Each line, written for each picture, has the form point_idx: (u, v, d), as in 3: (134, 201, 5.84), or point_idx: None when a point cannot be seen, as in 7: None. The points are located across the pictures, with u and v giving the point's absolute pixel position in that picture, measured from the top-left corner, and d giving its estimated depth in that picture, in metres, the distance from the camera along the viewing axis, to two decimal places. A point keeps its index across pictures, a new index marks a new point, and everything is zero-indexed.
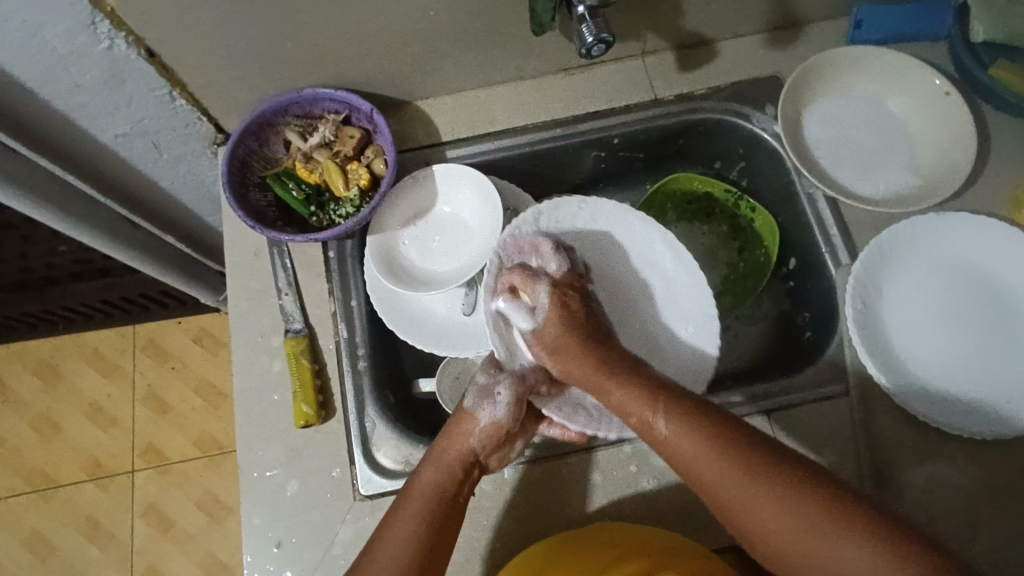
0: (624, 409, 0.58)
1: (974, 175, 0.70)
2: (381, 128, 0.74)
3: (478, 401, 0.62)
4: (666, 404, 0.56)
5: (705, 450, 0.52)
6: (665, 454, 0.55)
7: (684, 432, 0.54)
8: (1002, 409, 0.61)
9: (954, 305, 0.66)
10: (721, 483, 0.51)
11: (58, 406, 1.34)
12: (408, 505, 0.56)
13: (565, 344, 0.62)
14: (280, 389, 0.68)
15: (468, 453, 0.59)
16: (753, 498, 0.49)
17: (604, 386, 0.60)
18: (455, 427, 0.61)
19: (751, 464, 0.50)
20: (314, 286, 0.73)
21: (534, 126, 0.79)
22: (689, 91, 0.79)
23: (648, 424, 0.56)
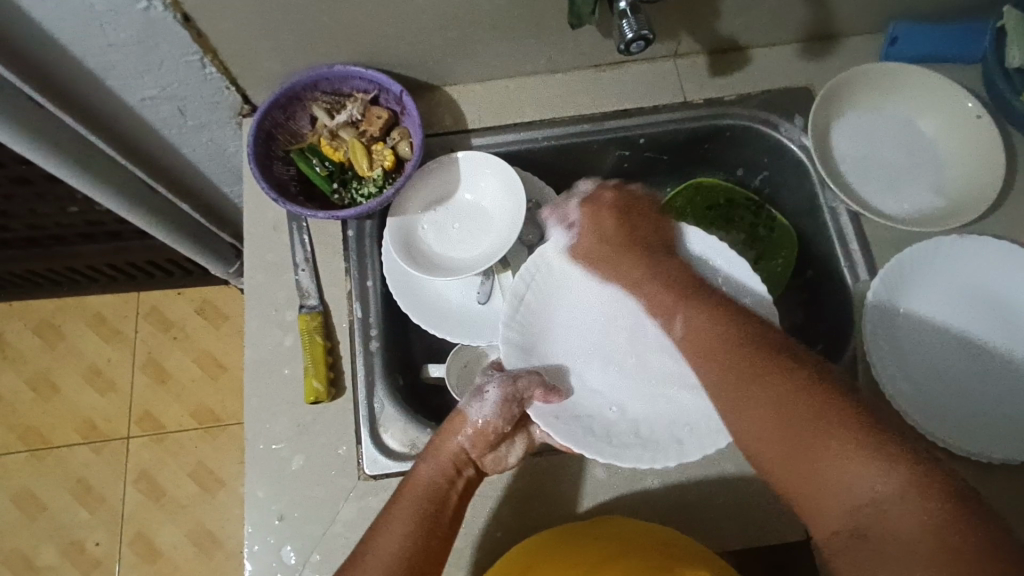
0: (651, 303, 0.65)
1: (998, 202, 0.70)
2: (409, 109, 0.74)
3: (469, 401, 0.61)
4: (692, 304, 0.61)
5: (722, 346, 0.56)
6: (684, 349, 0.60)
7: (700, 323, 0.59)
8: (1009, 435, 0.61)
9: (968, 330, 0.66)
10: (723, 378, 0.55)
11: (57, 366, 1.34)
12: (404, 498, 0.57)
13: (602, 255, 0.69)
14: (291, 363, 0.68)
15: (458, 452, 0.59)
16: (747, 400, 0.53)
17: (637, 283, 0.66)
18: (446, 425, 0.60)
19: (754, 365, 0.54)
20: (332, 264, 0.73)
21: (562, 119, 0.79)
22: (719, 96, 0.78)
23: (667, 319, 0.63)
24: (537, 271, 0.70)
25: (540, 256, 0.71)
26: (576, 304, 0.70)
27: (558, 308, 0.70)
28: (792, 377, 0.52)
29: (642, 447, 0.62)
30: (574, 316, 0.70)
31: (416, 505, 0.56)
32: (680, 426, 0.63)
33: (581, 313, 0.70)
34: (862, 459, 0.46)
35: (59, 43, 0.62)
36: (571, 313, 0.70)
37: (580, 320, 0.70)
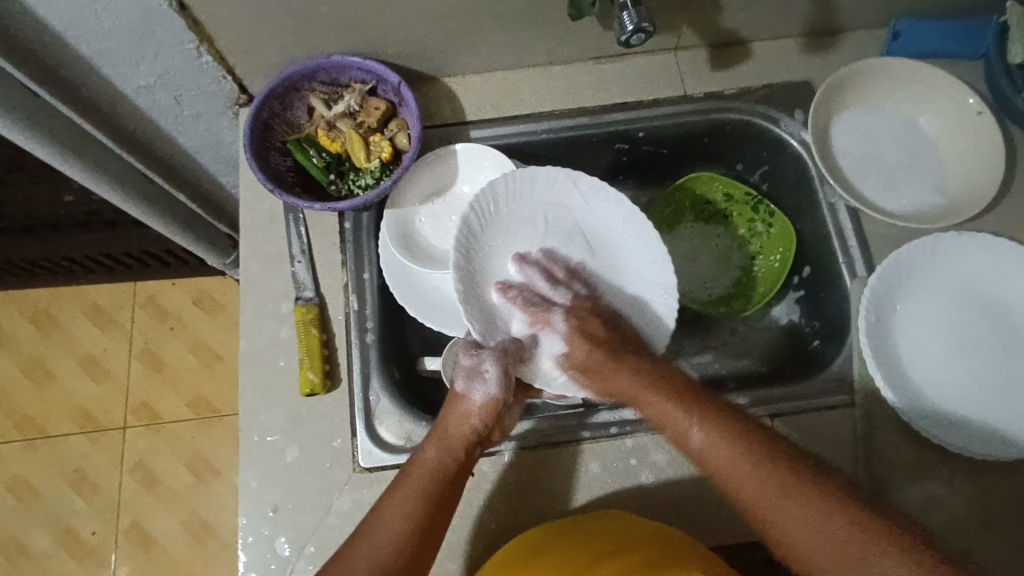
0: (659, 416, 0.60)
1: (997, 199, 0.70)
2: (408, 101, 0.73)
3: (468, 382, 0.62)
4: (704, 416, 0.57)
5: (746, 464, 0.53)
6: (704, 465, 0.56)
7: (720, 445, 0.55)
8: (1003, 433, 0.61)
9: (965, 328, 0.66)
10: (756, 504, 0.52)
11: (53, 355, 1.34)
12: (408, 483, 0.56)
13: (591, 363, 0.64)
14: (287, 355, 0.68)
15: (470, 432, 0.59)
16: (789, 521, 0.50)
17: (639, 395, 0.62)
18: (453, 410, 0.61)
19: (788, 486, 0.51)
20: (328, 256, 0.73)
21: (561, 112, 0.79)
22: (719, 90, 0.78)
23: (683, 429, 0.58)
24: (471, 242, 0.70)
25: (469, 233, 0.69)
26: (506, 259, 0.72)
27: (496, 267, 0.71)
28: (827, 493, 0.50)
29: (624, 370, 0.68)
30: (505, 270, 0.72)
31: (425, 486, 0.56)
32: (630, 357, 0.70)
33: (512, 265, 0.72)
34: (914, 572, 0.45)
35: (53, 29, 0.62)
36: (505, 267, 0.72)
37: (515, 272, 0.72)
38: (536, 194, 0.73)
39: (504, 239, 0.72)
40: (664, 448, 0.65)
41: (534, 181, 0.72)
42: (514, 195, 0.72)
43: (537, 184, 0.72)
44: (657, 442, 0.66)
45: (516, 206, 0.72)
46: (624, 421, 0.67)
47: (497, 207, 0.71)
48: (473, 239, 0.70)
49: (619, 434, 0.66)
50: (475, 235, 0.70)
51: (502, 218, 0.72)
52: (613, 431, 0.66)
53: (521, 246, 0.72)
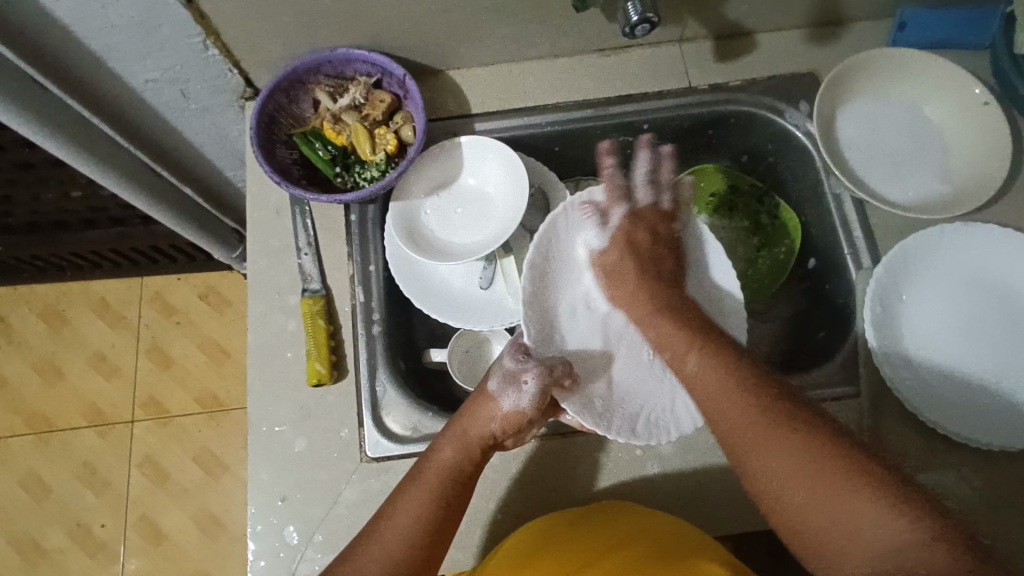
0: (664, 340, 0.61)
1: (1004, 189, 0.70)
2: (413, 94, 0.74)
3: (502, 386, 0.61)
4: (704, 345, 0.59)
5: (735, 386, 0.54)
6: (692, 391, 0.58)
7: (713, 367, 0.56)
8: (1009, 422, 0.61)
9: (971, 318, 0.66)
10: (736, 425, 0.53)
11: (62, 351, 1.35)
12: (420, 483, 0.56)
13: (622, 268, 0.67)
14: (294, 347, 0.69)
15: (488, 436, 0.59)
16: (766, 445, 0.51)
17: (648, 318, 0.63)
18: (478, 410, 0.60)
19: (769, 407, 0.52)
20: (334, 248, 0.73)
21: (565, 104, 0.79)
22: (724, 82, 0.78)
23: (682, 354, 0.59)
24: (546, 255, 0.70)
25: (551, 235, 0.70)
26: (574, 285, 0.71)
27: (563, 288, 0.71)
28: (805, 416, 0.51)
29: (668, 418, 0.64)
30: (572, 293, 0.71)
31: (436, 486, 0.56)
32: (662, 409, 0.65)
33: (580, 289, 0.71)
34: (875, 492, 0.46)
35: (61, 23, 0.62)
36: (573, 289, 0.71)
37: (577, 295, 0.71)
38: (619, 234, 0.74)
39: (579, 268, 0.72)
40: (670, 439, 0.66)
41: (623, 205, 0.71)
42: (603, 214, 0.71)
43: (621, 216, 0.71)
44: None
45: (598, 231, 0.71)
46: None
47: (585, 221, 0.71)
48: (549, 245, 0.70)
49: None
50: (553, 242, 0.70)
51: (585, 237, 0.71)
52: None
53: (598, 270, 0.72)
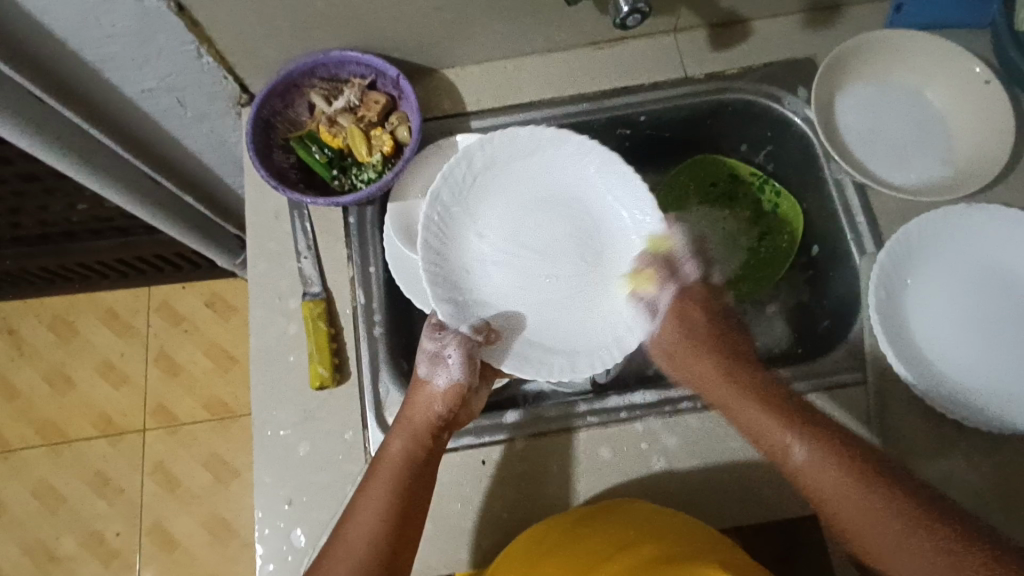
0: (756, 426, 0.60)
1: (1009, 169, 0.69)
2: (407, 94, 0.73)
3: (431, 367, 0.63)
4: (805, 430, 0.57)
5: (851, 486, 0.53)
6: (803, 485, 0.56)
7: (824, 463, 0.55)
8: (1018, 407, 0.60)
9: (977, 302, 0.65)
10: (858, 525, 0.52)
11: (72, 361, 1.36)
12: (381, 472, 0.58)
13: (677, 349, 0.67)
14: (296, 351, 0.69)
15: (434, 414, 0.60)
16: (897, 551, 0.50)
17: (734, 406, 0.62)
18: (416, 394, 0.62)
19: (895, 514, 0.51)
20: (333, 250, 0.73)
21: (561, 99, 0.78)
22: (721, 71, 0.77)
23: (784, 449, 0.57)
24: (439, 212, 0.69)
25: (431, 201, 0.69)
26: (477, 231, 0.71)
27: (461, 241, 0.71)
28: (935, 522, 0.49)
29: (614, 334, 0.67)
30: (477, 243, 0.71)
31: (395, 471, 0.57)
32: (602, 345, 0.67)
33: (483, 235, 0.71)
34: None
35: (56, 36, 0.62)
36: (473, 240, 0.71)
37: (487, 245, 0.71)
38: (519, 163, 0.73)
39: (478, 211, 0.72)
40: (674, 432, 0.65)
41: (497, 150, 0.71)
42: (484, 165, 0.71)
43: (496, 159, 0.72)
44: (667, 425, 0.66)
45: (479, 188, 0.72)
46: (634, 406, 0.67)
47: (467, 177, 0.71)
48: (444, 216, 0.70)
49: (629, 418, 0.66)
50: (446, 212, 0.70)
51: (471, 199, 0.71)
52: (623, 416, 0.66)
53: (489, 213, 0.72)
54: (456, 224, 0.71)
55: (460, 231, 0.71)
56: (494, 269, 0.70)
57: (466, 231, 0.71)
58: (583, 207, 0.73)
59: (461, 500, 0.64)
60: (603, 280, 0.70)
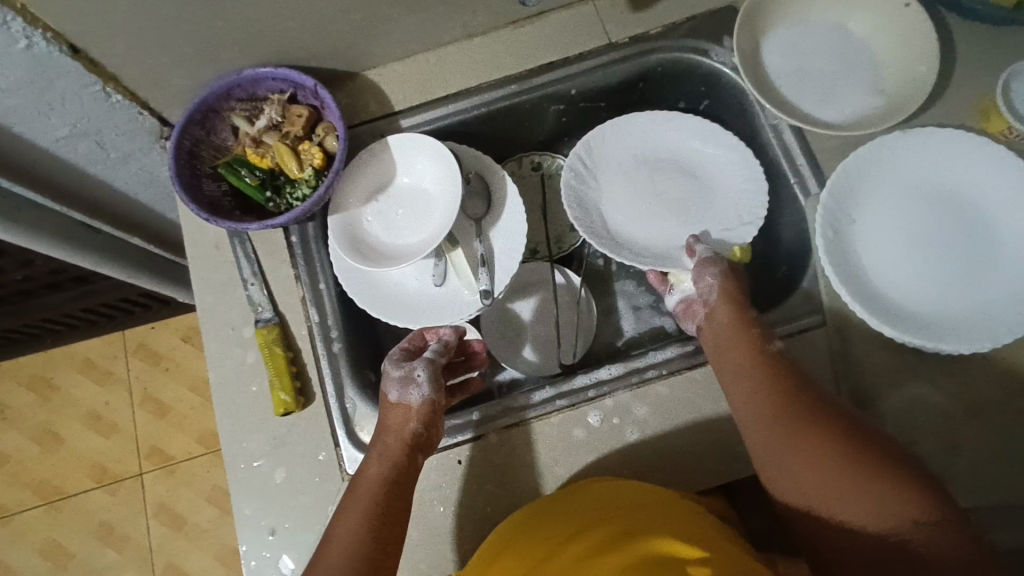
0: (717, 340, 0.62)
1: (939, 90, 0.69)
2: (328, 102, 0.71)
3: (401, 390, 0.62)
4: (750, 342, 0.60)
5: (766, 387, 0.57)
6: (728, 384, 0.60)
7: (748, 365, 0.59)
8: (974, 325, 0.60)
9: (925, 227, 0.65)
10: (758, 417, 0.56)
11: (56, 417, 1.34)
12: (356, 497, 0.57)
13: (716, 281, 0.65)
14: (257, 379, 0.68)
15: (410, 434, 0.60)
16: (776, 442, 0.54)
17: (722, 347, 0.62)
18: (389, 419, 0.61)
19: (825, 437, 0.53)
20: (280, 273, 0.72)
21: (487, 85, 0.77)
22: (643, 32, 0.76)
23: (760, 341, 0.61)
24: (584, 163, 0.77)
25: (584, 144, 0.77)
26: (613, 179, 0.78)
27: (603, 183, 0.78)
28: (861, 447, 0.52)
29: (640, 257, 0.73)
30: (611, 188, 0.78)
31: (372, 490, 0.57)
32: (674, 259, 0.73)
33: (622, 181, 0.78)
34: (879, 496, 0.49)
35: None
36: (614, 185, 0.78)
37: (617, 190, 0.78)
38: (665, 131, 0.78)
39: (618, 166, 0.78)
40: (644, 402, 0.65)
41: (645, 122, 0.78)
42: (626, 131, 0.78)
43: (642, 127, 0.78)
44: (637, 396, 0.66)
45: (628, 149, 0.79)
46: (601, 382, 0.67)
47: (609, 140, 0.78)
48: (585, 168, 0.77)
49: (598, 396, 0.66)
50: (587, 166, 0.77)
51: (616, 157, 0.78)
52: (593, 394, 0.66)
53: (627, 167, 0.78)
54: (605, 173, 0.78)
55: (603, 163, 0.78)
56: (620, 205, 0.77)
57: (606, 177, 0.78)
58: (709, 178, 0.76)
59: (445, 502, 0.64)
60: (703, 218, 0.75)
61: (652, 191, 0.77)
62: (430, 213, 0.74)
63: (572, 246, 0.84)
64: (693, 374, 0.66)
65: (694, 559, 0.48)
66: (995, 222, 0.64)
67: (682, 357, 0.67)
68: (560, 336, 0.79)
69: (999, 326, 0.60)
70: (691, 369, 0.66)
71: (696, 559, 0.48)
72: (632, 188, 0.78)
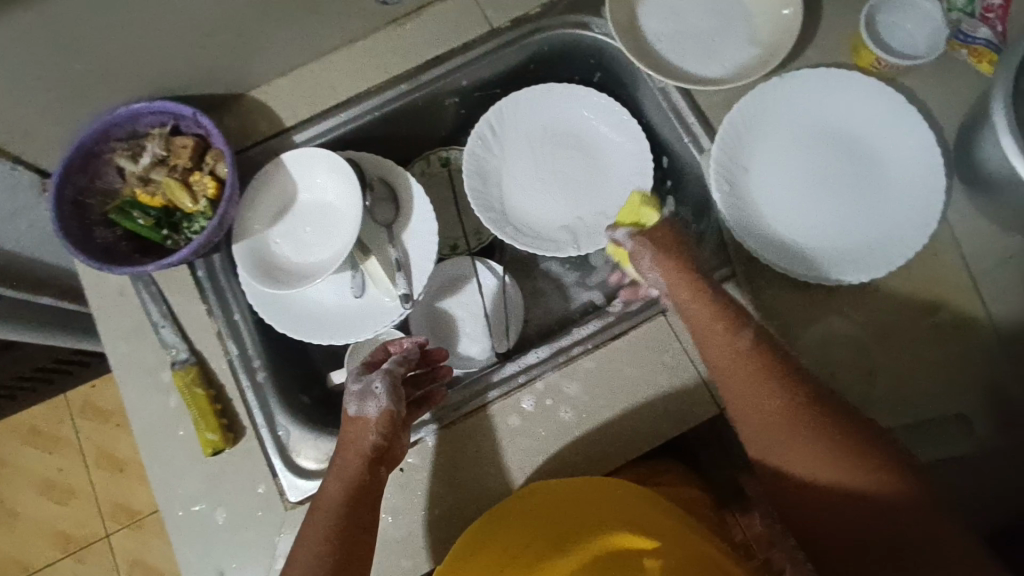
0: (700, 328, 0.59)
1: (811, 32, 0.70)
2: (210, 128, 0.69)
3: (360, 404, 0.60)
4: (743, 336, 0.57)
5: (771, 389, 0.54)
6: (725, 382, 0.57)
7: (749, 361, 0.56)
8: (856, 256, 0.63)
9: (817, 165, 0.67)
10: (765, 420, 0.53)
11: (7, 493, 1.28)
12: (317, 518, 0.55)
13: (663, 241, 0.65)
14: (183, 423, 0.66)
15: (369, 446, 0.58)
16: (789, 449, 0.52)
17: (710, 338, 0.58)
18: (349, 433, 0.60)
19: (838, 446, 0.50)
20: (191, 310, 0.69)
21: (377, 88, 0.76)
22: (524, 14, 0.76)
23: (730, 333, 0.57)
24: (485, 137, 0.79)
25: (489, 116, 0.79)
26: (515, 151, 0.80)
27: (504, 154, 0.80)
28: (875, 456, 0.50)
29: (522, 233, 0.77)
30: (512, 160, 0.80)
31: (336, 508, 0.56)
32: (556, 238, 0.77)
33: (523, 154, 0.80)
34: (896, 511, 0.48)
35: None
36: (515, 156, 0.80)
37: (517, 163, 0.80)
38: (572, 113, 0.80)
39: (521, 139, 0.80)
40: (574, 379, 0.66)
41: (551, 100, 0.80)
42: (529, 106, 0.80)
43: (546, 103, 0.80)
44: (566, 375, 0.66)
45: (530, 121, 0.80)
46: (530, 367, 0.67)
47: (511, 113, 0.80)
48: (485, 142, 0.79)
49: (528, 380, 0.67)
50: (488, 141, 0.79)
51: (517, 129, 0.80)
52: (523, 380, 0.66)
53: (529, 140, 0.80)
54: (507, 143, 0.80)
55: (507, 136, 0.80)
56: (515, 178, 0.80)
57: (508, 148, 0.80)
58: (605, 161, 0.79)
59: (391, 512, 0.64)
60: (590, 199, 0.79)
61: (549, 170, 0.80)
62: (338, 228, 0.72)
63: (491, 237, 0.85)
64: (618, 345, 0.66)
65: (649, 550, 0.49)
66: (881, 156, 0.66)
67: (604, 330, 0.67)
68: (491, 327, 0.79)
69: (876, 257, 0.63)
70: (614, 340, 0.67)
71: (651, 550, 0.49)
72: (531, 165, 0.80)
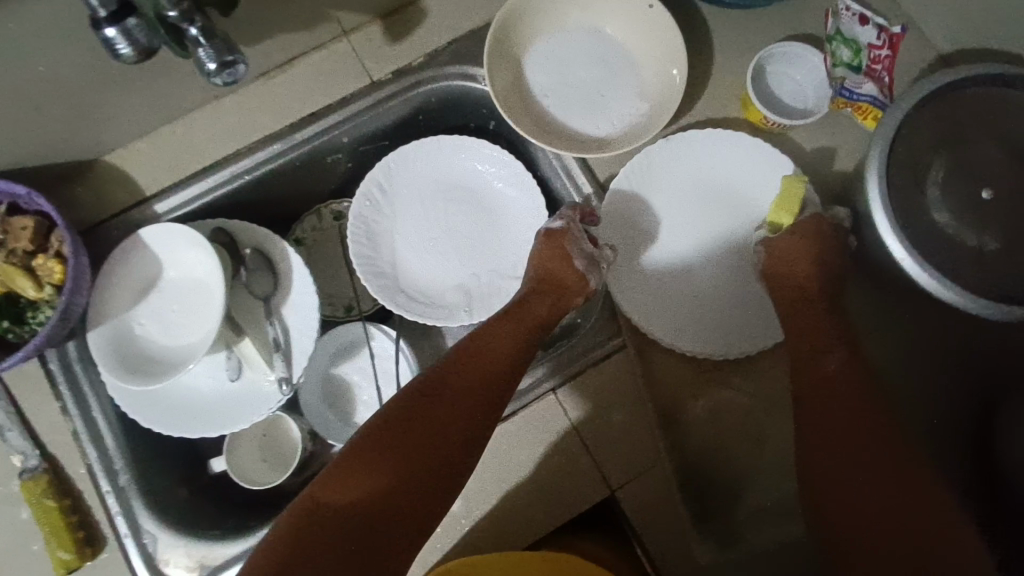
0: (796, 330, 0.61)
1: (700, 88, 0.68)
2: (48, 207, 0.62)
3: (590, 264, 0.64)
4: (846, 356, 0.60)
5: (846, 407, 0.58)
6: (804, 391, 0.60)
7: (838, 379, 0.59)
8: (738, 328, 0.64)
9: (707, 229, 0.66)
10: (829, 431, 0.58)
11: None
12: (475, 370, 0.62)
13: (788, 246, 0.62)
14: (37, 537, 0.61)
15: (569, 306, 0.65)
16: (845, 457, 0.57)
17: (794, 341, 0.61)
18: (568, 281, 0.64)
19: (891, 469, 0.56)
20: (42, 409, 0.63)
21: (248, 149, 0.70)
22: (405, 64, 0.71)
23: (818, 353, 0.60)
24: (376, 196, 0.75)
25: (378, 172, 0.74)
26: (406, 209, 0.76)
27: (395, 212, 0.76)
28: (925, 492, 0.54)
29: (414, 300, 0.73)
30: (403, 219, 0.76)
31: (485, 368, 0.62)
32: (449, 302, 0.74)
33: (415, 211, 0.76)
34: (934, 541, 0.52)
35: None
36: (407, 213, 0.76)
37: (408, 222, 0.76)
38: (466, 165, 0.76)
39: (412, 194, 0.76)
40: None
41: (443, 153, 0.75)
42: (419, 160, 0.75)
43: (438, 156, 0.75)
44: None
45: (421, 175, 0.76)
46: None
47: (401, 169, 0.75)
48: (373, 204, 0.74)
49: None
50: (376, 201, 0.75)
51: (408, 186, 0.76)
52: None
53: (421, 195, 0.76)
54: (397, 201, 0.76)
55: (397, 192, 0.76)
56: (407, 238, 0.75)
57: (399, 205, 0.76)
58: (501, 217, 0.75)
59: None
60: (485, 258, 0.75)
61: (442, 227, 0.76)
62: (206, 310, 0.66)
63: None
64: (508, 426, 0.63)
65: None
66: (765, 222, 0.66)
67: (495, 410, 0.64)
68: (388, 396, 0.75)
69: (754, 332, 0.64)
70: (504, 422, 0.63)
71: None
72: (424, 222, 0.76)
